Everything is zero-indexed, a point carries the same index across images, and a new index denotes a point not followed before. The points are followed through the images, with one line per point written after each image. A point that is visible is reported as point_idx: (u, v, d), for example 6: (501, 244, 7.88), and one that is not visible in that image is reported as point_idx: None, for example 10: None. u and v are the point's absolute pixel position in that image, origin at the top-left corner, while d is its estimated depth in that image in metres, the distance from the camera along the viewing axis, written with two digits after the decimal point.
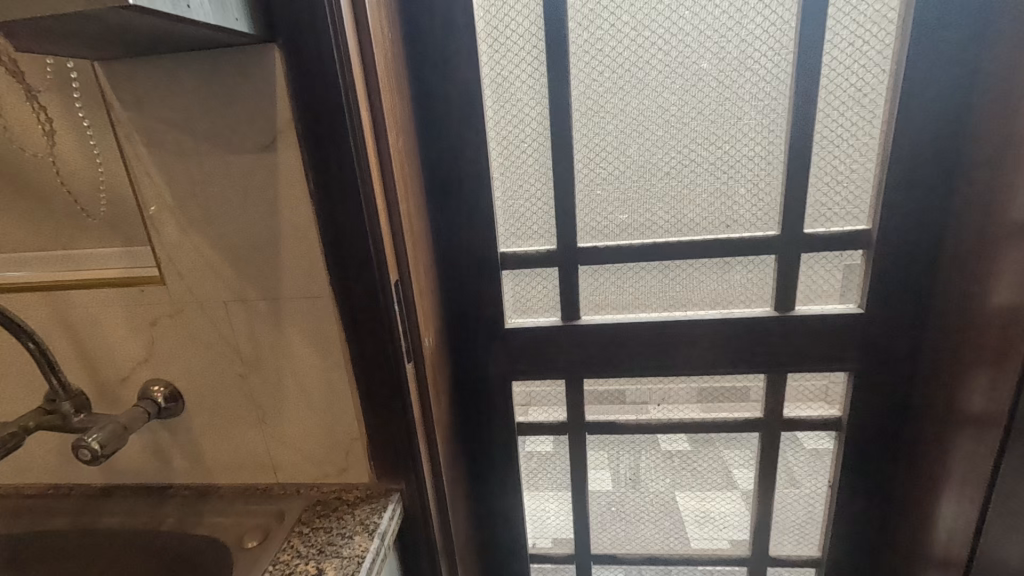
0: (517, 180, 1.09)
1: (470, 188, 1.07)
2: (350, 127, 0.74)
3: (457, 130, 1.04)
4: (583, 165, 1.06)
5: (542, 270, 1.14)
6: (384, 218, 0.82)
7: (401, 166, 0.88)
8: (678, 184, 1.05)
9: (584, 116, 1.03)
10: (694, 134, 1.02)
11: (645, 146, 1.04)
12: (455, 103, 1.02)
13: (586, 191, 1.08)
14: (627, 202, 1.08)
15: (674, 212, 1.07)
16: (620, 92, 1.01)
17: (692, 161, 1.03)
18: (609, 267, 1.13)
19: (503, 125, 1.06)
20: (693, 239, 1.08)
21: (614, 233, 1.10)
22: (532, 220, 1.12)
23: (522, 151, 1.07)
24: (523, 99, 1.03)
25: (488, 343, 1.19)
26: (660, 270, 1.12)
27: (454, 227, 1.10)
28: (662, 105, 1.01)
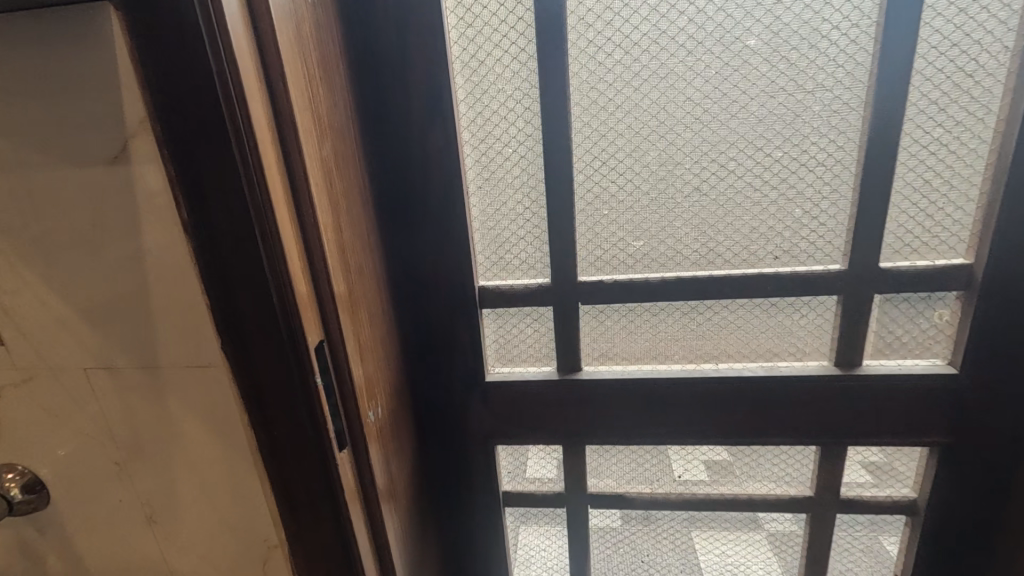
0: (500, 195, 0.84)
1: (439, 207, 0.83)
2: (232, 130, 0.50)
3: (420, 131, 0.79)
4: (587, 176, 0.81)
5: (533, 310, 0.91)
6: (299, 258, 0.58)
7: (332, 182, 0.64)
8: (712, 202, 0.80)
9: (588, 113, 0.78)
10: (737, 137, 0.76)
11: (669, 152, 0.78)
12: (416, 94, 0.77)
13: (589, 210, 0.83)
14: (644, 225, 0.83)
15: (705, 238, 0.82)
16: (637, 80, 0.75)
17: (732, 172, 0.78)
18: (618, 308, 0.88)
19: (480, 124, 0.81)
20: (729, 274, 0.82)
21: (624, 264, 0.85)
22: (518, 246, 0.87)
23: (505, 158, 0.82)
24: (505, 91, 0.79)
25: (464, 398, 0.95)
26: (684, 313, 0.87)
27: (420, 256, 0.86)
28: (693, 97, 0.75)
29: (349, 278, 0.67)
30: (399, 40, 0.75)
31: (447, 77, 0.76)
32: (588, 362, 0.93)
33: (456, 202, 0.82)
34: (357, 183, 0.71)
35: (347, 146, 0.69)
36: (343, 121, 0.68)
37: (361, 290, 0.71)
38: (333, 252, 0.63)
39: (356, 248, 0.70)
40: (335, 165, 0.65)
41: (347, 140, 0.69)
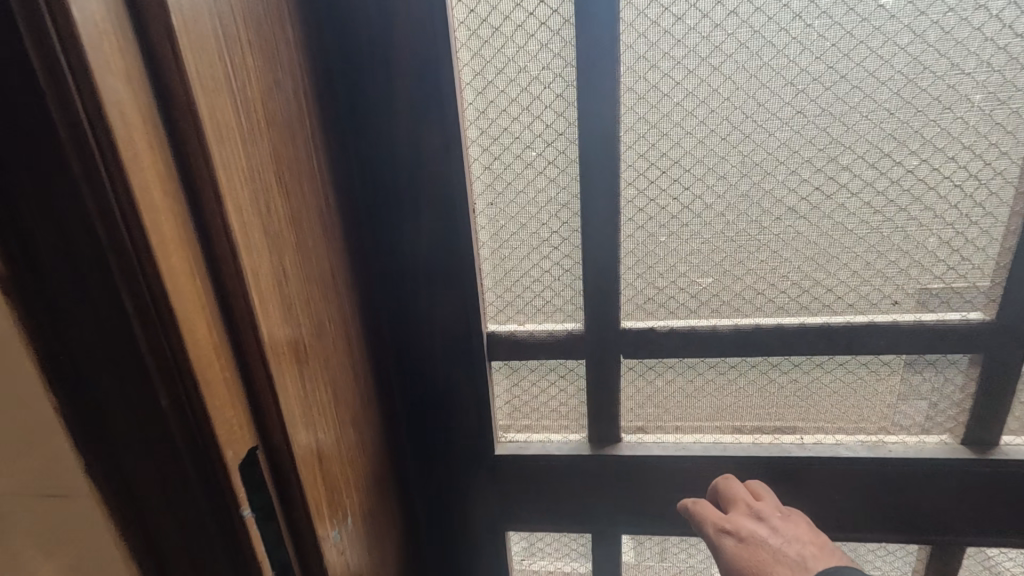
0: (519, 216, 0.62)
1: (436, 232, 0.61)
2: (75, 123, 0.29)
3: (411, 127, 0.57)
4: (639, 191, 0.59)
5: (559, 365, 0.69)
6: (210, 331, 0.36)
7: (275, 205, 0.42)
8: (811, 229, 0.58)
9: (646, 104, 0.56)
10: (855, 139, 0.54)
11: (757, 160, 0.56)
12: (406, 76, 0.55)
13: (640, 236, 0.61)
14: (715, 257, 0.61)
15: (799, 276, 0.60)
16: (718, 58, 0.53)
17: (844, 189, 0.56)
18: (672, 364, 0.67)
19: (493, 118, 0.59)
20: (828, 323, 0.61)
21: (684, 308, 0.64)
22: (542, 283, 0.65)
23: (527, 163, 0.60)
24: (529, 72, 0.57)
25: (468, 474, 0.73)
26: (762, 373, 0.65)
27: (413, 294, 0.64)
28: (798, 81, 0.53)
29: (305, 345, 0.46)
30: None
31: (448, 50, 0.54)
32: (629, 429, 0.72)
33: (460, 225, 0.60)
34: (321, 201, 0.49)
35: (305, 148, 0.46)
36: (298, 110, 0.45)
37: (325, 356, 0.49)
38: (273, 313, 0.41)
39: (316, 298, 0.48)
40: (281, 177, 0.43)
41: (305, 139, 0.47)
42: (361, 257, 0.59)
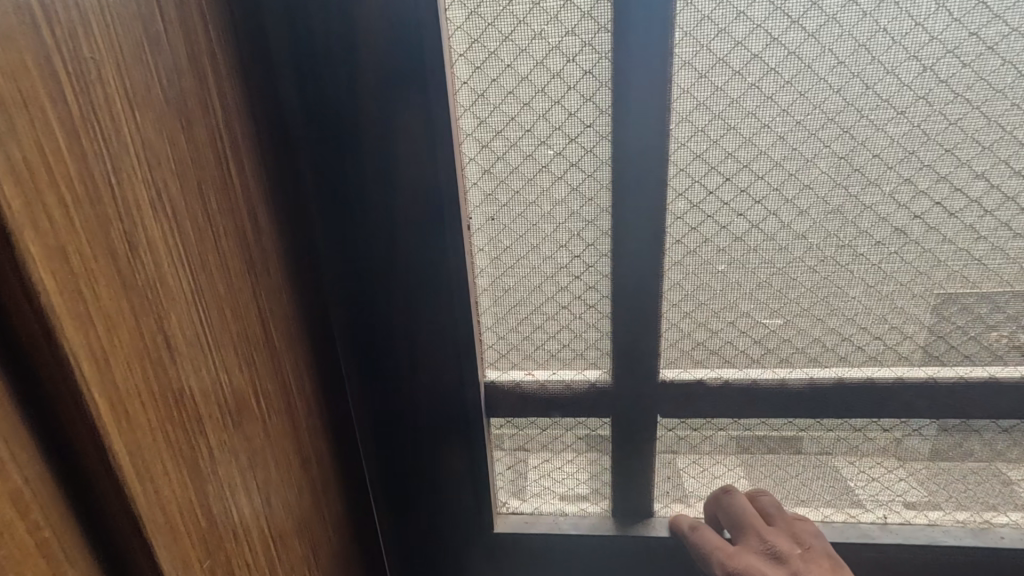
0: (529, 235, 0.47)
1: (418, 258, 0.45)
2: None
3: (383, 114, 0.41)
4: (692, 204, 0.44)
5: (577, 424, 0.54)
6: (7, 469, 0.20)
7: (151, 235, 0.26)
8: (924, 258, 0.43)
9: (710, 85, 0.40)
10: (998, 136, 0.39)
11: (857, 164, 0.41)
12: (375, 41, 0.39)
13: (691, 264, 0.46)
14: (791, 293, 0.46)
15: (901, 318, 0.46)
16: (815, 21, 0.38)
17: (975, 205, 0.41)
18: (724, 425, 0.53)
19: (496, 103, 0.43)
20: (932, 378, 0.48)
21: (745, 357, 0.49)
22: (558, 322, 0.50)
23: (541, 166, 0.44)
24: (547, 39, 0.41)
25: (460, 553, 0.59)
26: (840, 438, 0.51)
27: (387, 336, 0.49)
28: (925, 55, 0.38)
29: (214, 444, 0.30)
30: None
31: (435, 5, 0.38)
32: (665, 502, 0.57)
33: (450, 247, 0.45)
34: (248, 220, 0.33)
35: (216, 140, 0.31)
36: (202, 83, 0.30)
37: (253, 449, 0.34)
38: (148, 412, 0.25)
39: (234, 367, 0.32)
40: (164, 188, 0.27)
41: (216, 127, 0.31)
42: (313, 290, 0.43)
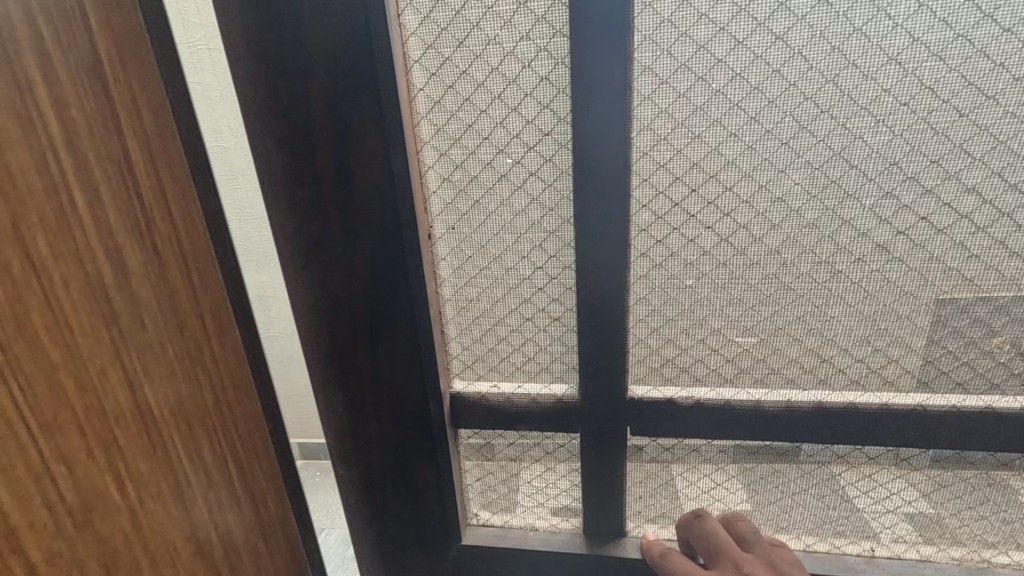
0: (490, 245, 0.46)
1: (376, 267, 0.44)
2: None
3: (333, 121, 0.40)
4: (657, 215, 0.42)
5: (545, 438, 0.53)
6: None
7: None
8: (910, 276, 0.40)
9: (672, 91, 0.38)
10: (989, 147, 0.36)
11: (833, 175, 0.39)
12: (324, 47, 0.38)
13: (657, 279, 0.44)
14: (764, 311, 0.43)
15: (885, 341, 0.42)
16: (784, 23, 0.36)
17: (965, 221, 0.38)
18: (697, 446, 0.50)
19: (453, 110, 0.42)
20: (920, 406, 0.44)
21: (717, 376, 0.46)
22: (522, 334, 0.48)
23: (501, 175, 0.43)
24: (502, 45, 0.39)
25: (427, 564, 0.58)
26: (820, 465, 0.49)
27: (345, 346, 0.48)
28: (904, 58, 0.35)
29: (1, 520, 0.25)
30: None
31: (384, 11, 0.37)
32: (637, 522, 0.55)
33: (406, 256, 0.44)
34: (94, 262, 0.30)
35: (43, 176, 0.27)
36: (24, 109, 0.27)
37: (90, 514, 0.30)
38: None
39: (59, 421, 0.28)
40: None
41: (46, 156, 0.28)
42: (211, 328, 0.39)
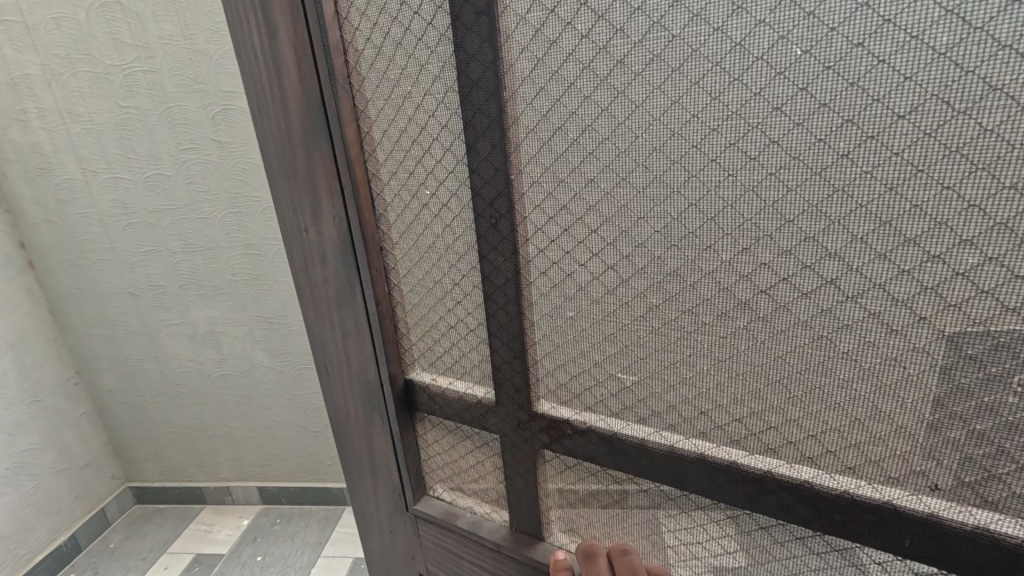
0: (422, 260, 0.54)
1: (341, 270, 0.57)
2: None
3: (308, 161, 0.54)
4: (539, 250, 0.46)
5: (476, 433, 0.60)
6: None
7: None
8: (776, 338, 0.37)
9: (539, 140, 0.42)
10: (848, 210, 0.32)
11: (689, 226, 0.38)
12: (298, 106, 0.52)
13: (544, 307, 0.48)
14: (637, 350, 0.44)
15: (759, 404, 0.40)
16: (623, 79, 0.37)
17: (830, 286, 0.34)
18: (598, 472, 0.52)
19: (389, 149, 0.51)
20: (808, 483, 0.40)
21: (604, 407, 0.48)
22: (450, 338, 0.56)
23: (423, 204, 0.51)
24: (414, 98, 0.47)
25: (395, 516, 0.70)
26: (713, 520, 0.46)
27: (329, 328, 0.62)
28: (747, 113, 0.34)
29: None
30: (267, 22, 0.50)
31: (330, 77, 0.49)
32: (554, 531, 0.59)
33: (358, 267, 0.56)
34: None
35: None
36: None
37: None
38: None
39: None
40: None
41: None
42: None
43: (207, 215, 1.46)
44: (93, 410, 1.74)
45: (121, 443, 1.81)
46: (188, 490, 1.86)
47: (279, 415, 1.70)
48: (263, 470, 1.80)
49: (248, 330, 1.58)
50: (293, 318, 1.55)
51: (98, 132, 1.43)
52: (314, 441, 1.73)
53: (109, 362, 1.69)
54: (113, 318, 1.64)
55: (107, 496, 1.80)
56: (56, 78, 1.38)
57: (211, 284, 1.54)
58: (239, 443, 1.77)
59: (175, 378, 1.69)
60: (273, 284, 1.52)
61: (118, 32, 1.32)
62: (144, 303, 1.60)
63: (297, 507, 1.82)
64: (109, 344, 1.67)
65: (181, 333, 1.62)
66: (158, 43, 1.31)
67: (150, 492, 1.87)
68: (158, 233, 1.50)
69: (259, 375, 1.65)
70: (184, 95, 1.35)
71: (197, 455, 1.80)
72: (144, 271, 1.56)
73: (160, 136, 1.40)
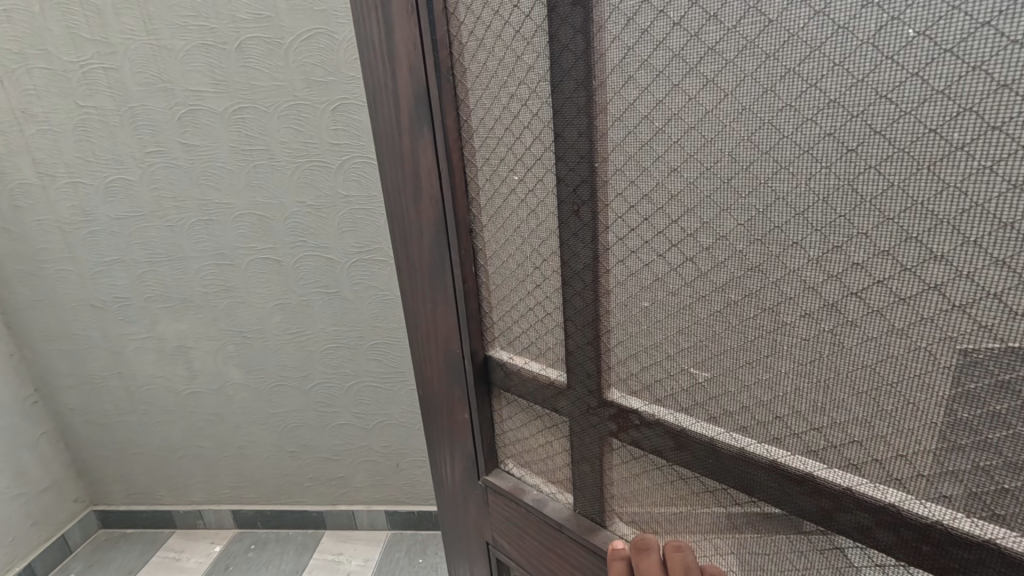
0: (507, 243, 0.57)
1: (434, 248, 0.62)
2: None
3: (413, 146, 0.59)
4: (618, 239, 0.46)
5: (547, 415, 0.62)
6: None
7: None
8: (864, 346, 0.35)
9: (624, 129, 0.42)
10: (961, 209, 0.29)
11: (775, 220, 0.36)
12: (407, 96, 0.57)
13: (620, 295, 0.48)
14: (711, 347, 0.43)
15: (842, 415, 0.37)
16: (713, 66, 0.36)
17: (931, 292, 0.31)
18: (664, 467, 0.51)
19: (483, 136, 0.54)
20: (894, 507, 0.37)
21: (673, 401, 0.48)
22: (528, 320, 0.59)
23: (512, 189, 0.54)
24: (510, 87, 0.50)
25: (468, 484, 0.75)
26: (782, 533, 0.44)
27: (421, 301, 0.68)
28: (849, 101, 0.31)
29: None
30: (384, 19, 0.55)
31: (437, 70, 0.53)
32: (614, 522, 0.59)
33: (450, 247, 0.60)
34: None
35: None
36: None
37: None
38: None
39: None
40: None
41: None
42: None
43: (175, 223, 1.41)
44: (55, 430, 1.68)
45: (95, 467, 1.77)
46: (157, 512, 1.83)
47: (250, 436, 1.67)
48: (237, 496, 1.78)
49: (221, 345, 1.55)
50: (268, 335, 1.52)
51: (57, 138, 1.38)
52: (287, 463, 1.70)
53: (70, 380, 1.64)
54: (75, 332, 1.59)
55: (70, 520, 1.77)
56: (9, 76, 1.33)
57: (189, 298, 1.50)
58: (213, 464, 1.74)
59: (142, 398, 1.65)
60: (245, 296, 1.48)
61: (76, 27, 1.27)
62: (110, 315, 1.56)
63: (272, 532, 1.79)
64: (71, 358, 1.62)
65: (148, 350, 1.59)
66: (116, 38, 1.27)
67: (115, 517, 1.84)
68: (122, 242, 1.46)
69: (231, 393, 1.61)
70: (147, 96, 1.31)
71: (166, 478, 1.77)
72: (109, 285, 1.51)
73: (121, 139, 1.35)
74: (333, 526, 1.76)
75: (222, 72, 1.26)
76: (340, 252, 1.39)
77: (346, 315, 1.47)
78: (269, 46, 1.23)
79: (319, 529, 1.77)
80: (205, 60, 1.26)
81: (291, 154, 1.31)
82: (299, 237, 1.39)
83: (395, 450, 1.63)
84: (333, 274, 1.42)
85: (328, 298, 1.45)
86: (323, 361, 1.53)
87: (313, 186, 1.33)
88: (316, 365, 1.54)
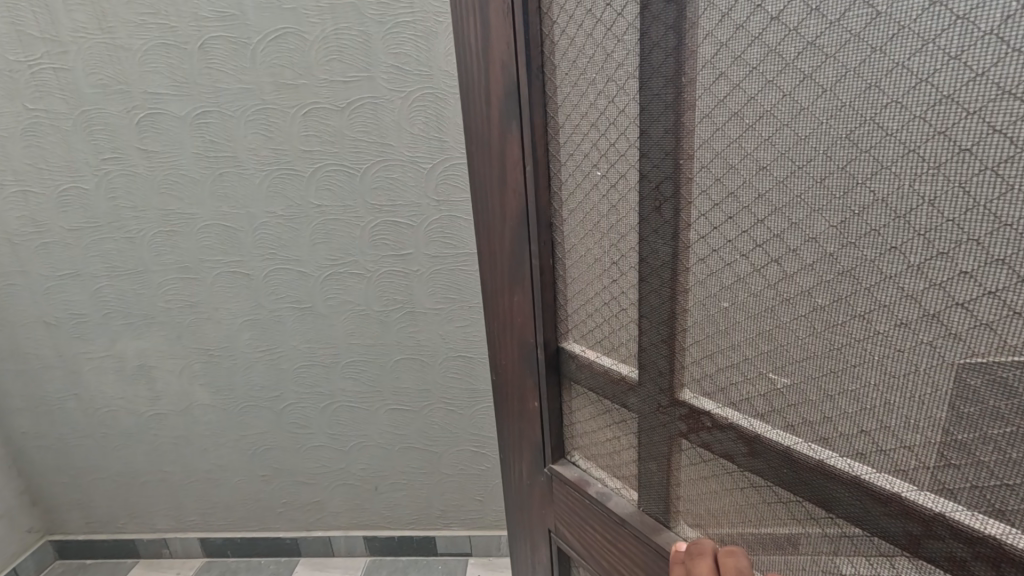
0: (586, 238, 0.58)
1: (515, 240, 0.65)
2: None
3: (501, 141, 0.62)
4: (700, 237, 0.46)
5: (617, 411, 0.62)
6: None
7: None
8: (970, 362, 0.32)
9: (712, 125, 0.42)
10: None
11: (873, 224, 0.34)
12: (499, 94, 0.59)
13: (698, 294, 0.48)
14: (793, 352, 0.42)
15: (937, 434, 0.35)
16: (812, 61, 0.35)
17: None
18: (734, 472, 0.50)
19: (569, 132, 0.56)
20: (994, 539, 0.34)
21: (749, 406, 0.47)
22: (602, 314, 0.59)
23: (593, 185, 0.55)
24: (598, 85, 0.51)
25: (534, 471, 0.77)
26: (861, 555, 0.42)
27: (500, 290, 0.71)
28: (964, 97, 0.29)
29: None
30: (482, 20, 0.58)
31: (528, 68, 0.55)
32: (680, 524, 0.58)
33: (529, 239, 0.63)
34: None
35: None
36: None
37: None
38: None
39: None
40: None
41: None
42: None
43: (134, 235, 1.34)
44: (6, 457, 1.58)
45: (49, 493, 1.67)
46: (120, 542, 1.74)
47: (220, 462, 1.59)
48: (208, 524, 1.70)
49: (186, 365, 1.47)
50: (235, 353, 1.44)
51: (5, 144, 1.29)
52: (258, 488, 1.62)
53: (21, 403, 1.54)
54: (23, 350, 1.48)
55: (23, 553, 1.67)
56: None
57: (150, 315, 1.42)
58: (178, 491, 1.64)
59: (100, 421, 1.56)
60: (211, 313, 1.41)
61: (25, 27, 1.20)
62: (62, 333, 1.46)
63: (242, 562, 1.72)
64: (22, 380, 1.52)
65: (108, 369, 1.50)
66: (69, 37, 1.20)
67: (73, 547, 1.75)
68: (75, 254, 1.37)
69: (197, 415, 1.53)
70: (104, 98, 1.23)
71: (129, 506, 1.69)
72: (65, 301, 1.42)
73: (75, 144, 1.28)
74: (308, 554, 1.71)
75: (182, 73, 1.20)
76: (313, 266, 1.34)
77: (319, 332, 1.41)
78: (235, 47, 1.18)
79: (292, 558, 1.71)
80: (166, 59, 1.20)
81: (258, 160, 1.25)
82: (270, 250, 1.33)
83: (374, 473, 1.58)
84: (306, 289, 1.36)
85: (300, 315, 1.39)
86: (295, 381, 1.47)
87: (284, 195, 1.28)
88: (288, 384, 1.47)
